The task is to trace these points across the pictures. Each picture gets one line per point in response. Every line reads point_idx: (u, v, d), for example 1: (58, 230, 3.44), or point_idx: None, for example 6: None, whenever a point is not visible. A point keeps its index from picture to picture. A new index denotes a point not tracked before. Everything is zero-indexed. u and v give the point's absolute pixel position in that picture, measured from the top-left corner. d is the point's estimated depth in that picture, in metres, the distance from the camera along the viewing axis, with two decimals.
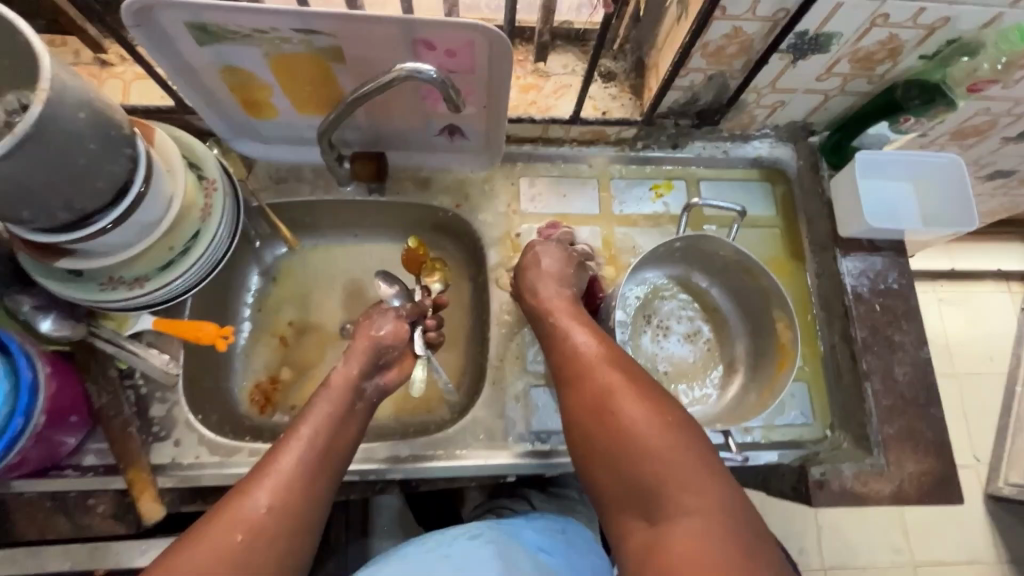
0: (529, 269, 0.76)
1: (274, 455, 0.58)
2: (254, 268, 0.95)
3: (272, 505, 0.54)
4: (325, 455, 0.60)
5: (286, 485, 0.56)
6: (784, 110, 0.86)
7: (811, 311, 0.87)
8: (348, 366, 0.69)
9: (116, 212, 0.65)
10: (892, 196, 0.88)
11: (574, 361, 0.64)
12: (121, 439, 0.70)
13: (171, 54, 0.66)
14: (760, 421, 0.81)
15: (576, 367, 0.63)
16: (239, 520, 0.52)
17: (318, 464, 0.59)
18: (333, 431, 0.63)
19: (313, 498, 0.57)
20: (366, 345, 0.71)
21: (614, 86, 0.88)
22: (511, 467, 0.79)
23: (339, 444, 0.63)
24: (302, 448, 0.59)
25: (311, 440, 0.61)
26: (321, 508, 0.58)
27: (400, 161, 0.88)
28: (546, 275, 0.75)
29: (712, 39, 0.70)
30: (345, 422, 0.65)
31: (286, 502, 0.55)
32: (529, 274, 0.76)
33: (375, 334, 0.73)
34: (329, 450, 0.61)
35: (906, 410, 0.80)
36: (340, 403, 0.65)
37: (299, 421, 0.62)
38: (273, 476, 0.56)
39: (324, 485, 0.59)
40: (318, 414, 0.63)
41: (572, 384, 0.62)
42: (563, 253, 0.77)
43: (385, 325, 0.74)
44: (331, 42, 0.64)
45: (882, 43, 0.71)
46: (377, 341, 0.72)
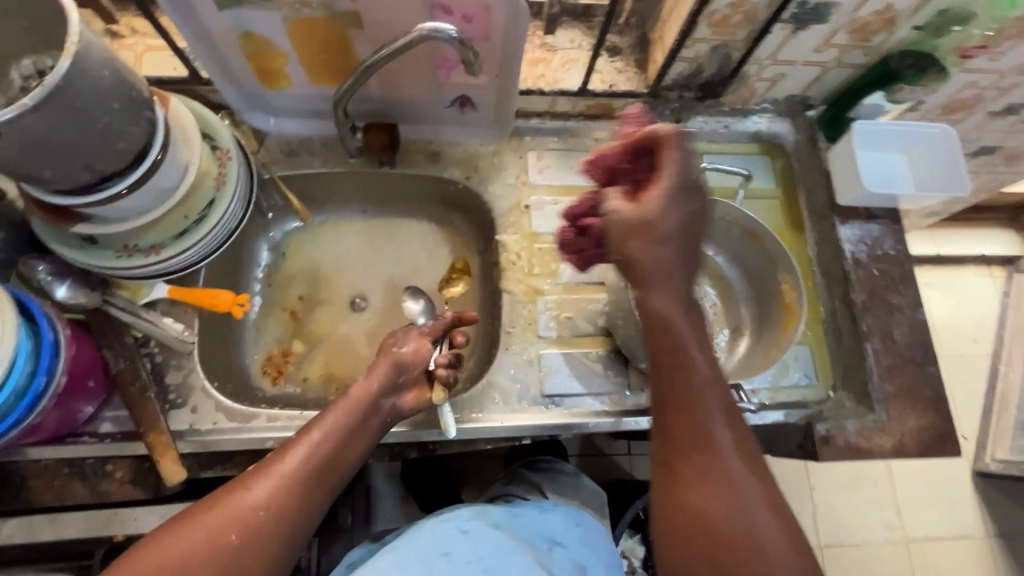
0: (638, 232, 0.56)
1: (281, 460, 0.59)
2: (263, 243, 0.96)
3: (270, 509, 0.55)
4: (332, 463, 0.61)
5: (289, 488, 0.57)
6: (784, 82, 0.89)
7: (811, 278, 0.91)
8: (370, 382, 0.70)
9: (132, 175, 0.66)
10: (887, 165, 0.92)
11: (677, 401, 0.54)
12: (139, 403, 0.70)
13: (191, 21, 0.68)
14: (766, 382, 0.83)
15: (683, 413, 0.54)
16: (236, 516, 0.54)
17: (324, 473, 0.60)
18: (345, 441, 0.63)
19: (304, 511, 0.57)
20: (388, 361, 0.71)
21: (619, 61, 0.90)
22: (524, 431, 0.79)
23: (342, 460, 0.63)
24: (314, 455, 0.60)
25: (316, 450, 0.61)
26: (310, 521, 0.58)
27: (411, 134, 0.90)
28: (664, 267, 0.56)
29: (717, 8, 0.73)
30: (359, 433, 0.65)
31: (284, 505, 0.56)
32: (636, 245, 0.56)
33: (398, 353, 0.73)
34: (339, 462, 0.62)
35: (905, 369, 0.83)
36: (359, 415, 0.66)
37: (314, 426, 0.63)
38: (276, 482, 0.57)
39: (322, 496, 0.60)
40: (333, 422, 0.63)
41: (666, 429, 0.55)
42: (672, 199, 0.55)
43: (407, 342, 0.74)
44: (351, 7, 0.65)
45: (878, 13, 0.74)
46: (398, 359, 0.73)
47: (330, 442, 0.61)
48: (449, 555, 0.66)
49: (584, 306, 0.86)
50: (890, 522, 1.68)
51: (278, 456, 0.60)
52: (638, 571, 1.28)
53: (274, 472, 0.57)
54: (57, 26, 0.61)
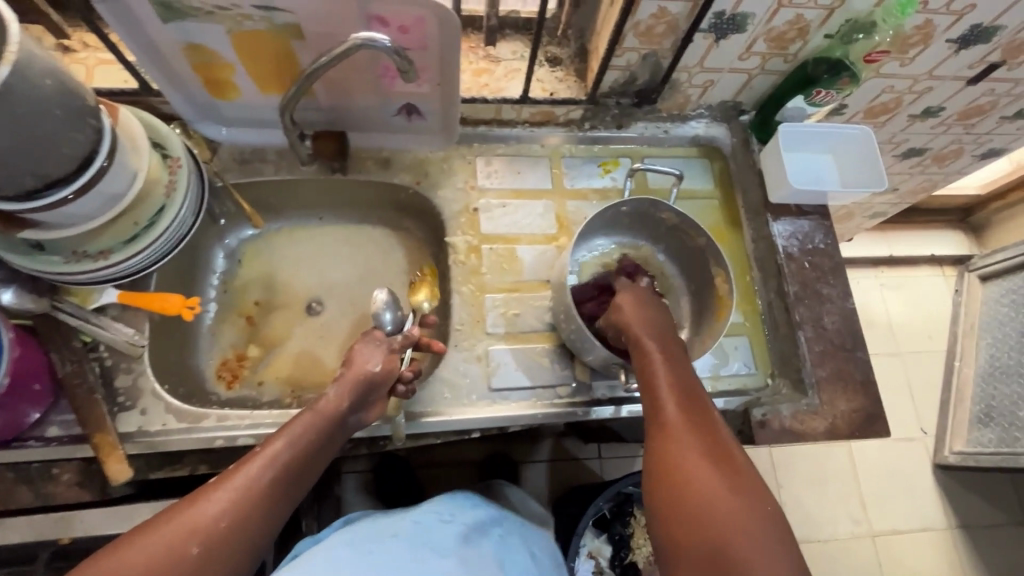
0: (623, 299, 0.76)
1: (243, 472, 0.61)
2: (220, 250, 0.97)
3: (231, 520, 0.57)
4: (293, 474, 0.64)
5: (249, 500, 0.59)
6: (714, 89, 0.95)
7: (749, 273, 0.94)
8: (341, 399, 0.72)
9: (78, 181, 0.68)
10: (815, 166, 0.97)
11: (656, 402, 0.64)
12: (85, 406, 0.71)
13: (136, 35, 0.70)
14: (706, 371, 0.87)
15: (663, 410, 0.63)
16: (195, 527, 0.55)
17: (285, 484, 0.63)
18: (307, 452, 0.66)
19: (263, 514, 0.59)
20: (358, 378, 0.73)
21: (560, 70, 0.95)
22: (472, 424, 0.82)
23: (304, 468, 0.66)
24: (274, 467, 0.62)
25: (277, 456, 0.63)
26: (267, 525, 0.60)
27: (361, 142, 0.93)
28: (641, 316, 0.73)
29: (641, 19, 0.78)
30: (321, 444, 0.68)
31: (244, 513, 0.58)
32: (619, 311, 0.75)
33: (369, 370, 0.75)
34: (298, 474, 0.65)
35: (836, 355, 0.88)
36: (323, 427, 0.69)
37: (277, 437, 0.65)
38: (240, 492, 0.59)
39: (281, 503, 0.62)
40: (295, 432, 0.66)
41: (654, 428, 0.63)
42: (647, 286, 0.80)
43: (375, 359, 0.76)
44: (290, 19, 0.69)
45: (790, 23, 0.80)
46: (365, 377, 0.74)
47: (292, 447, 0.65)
48: (398, 535, 0.71)
49: (531, 303, 0.90)
50: (856, 517, 1.71)
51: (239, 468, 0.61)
52: (606, 570, 1.29)
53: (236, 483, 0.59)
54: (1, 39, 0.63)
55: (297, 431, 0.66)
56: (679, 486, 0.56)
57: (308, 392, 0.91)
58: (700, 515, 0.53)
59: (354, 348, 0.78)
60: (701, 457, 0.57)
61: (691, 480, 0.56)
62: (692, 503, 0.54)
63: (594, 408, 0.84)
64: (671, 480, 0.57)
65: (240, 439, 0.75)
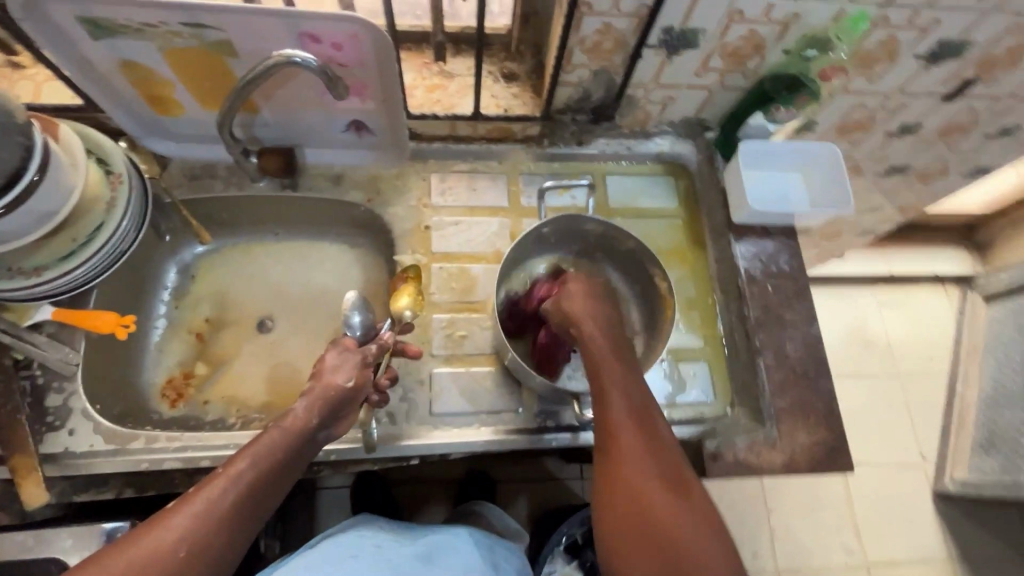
0: (571, 296, 0.71)
1: (203, 495, 0.57)
2: (172, 265, 0.96)
3: (191, 549, 0.54)
4: (259, 495, 0.60)
5: (210, 527, 0.55)
6: (675, 106, 0.92)
7: (711, 295, 0.90)
8: (310, 414, 0.67)
9: (7, 198, 0.66)
10: (782, 185, 0.93)
11: (614, 415, 0.62)
12: (9, 427, 0.70)
13: (69, 51, 0.70)
14: (661, 399, 0.83)
15: (620, 426, 0.61)
16: (153, 557, 0.52)
17: (251, 506, 0.59)
18: (273, 471, 0.62)
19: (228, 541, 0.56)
20: (326, 393, 0.68)
21: (516, 87, 0.93)
22: (413, 450, 0.79)
23: (271, 487, 0.62)
24: (235, 489, 0.58)
25: (240, 477, 0.59)
26: (233, 551, 0.57)
27: (313, 158, 0.92)
28: (590, 315, 0.69)
29: (587, 35, 0.76)
30: (289, 464, 0.64)
31: (203, 542, 0.55)
32: (567, 304, 0.71)
33: (339, 385, 0.69)
34: (264, 493, 0.61)
35: (797, 384, 0.84)
36: (290, 444, 0.64)
37: (240, 457, 0.61)
38: (201, 517, 0.55)
39: (250, 525, 0.59)
40: (259, 451, 0.62)
41: (607, 444, 0.61)
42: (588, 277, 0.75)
43: (348, 374, 0.70)
44: (221, 36, 0.68)
45: (745, 38, 0.78)
46: (333, 395, 0.68)
47: (258, 468, 0.61)
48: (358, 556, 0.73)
49: (479, 324, 0.87)
50: (850, 547, 1.63)
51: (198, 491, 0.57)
52: None
53: (197, 508, 0.56)
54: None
55: (261, 448, 0.62)
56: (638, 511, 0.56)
57: (254, 413, 0.89)
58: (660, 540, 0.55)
59: (324, 358, 0.72)
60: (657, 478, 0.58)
61: (652, 507, 0.56)
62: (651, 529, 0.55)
63: (540, 435, 0.81)
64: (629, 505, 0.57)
65: (167, 463, 0.73)
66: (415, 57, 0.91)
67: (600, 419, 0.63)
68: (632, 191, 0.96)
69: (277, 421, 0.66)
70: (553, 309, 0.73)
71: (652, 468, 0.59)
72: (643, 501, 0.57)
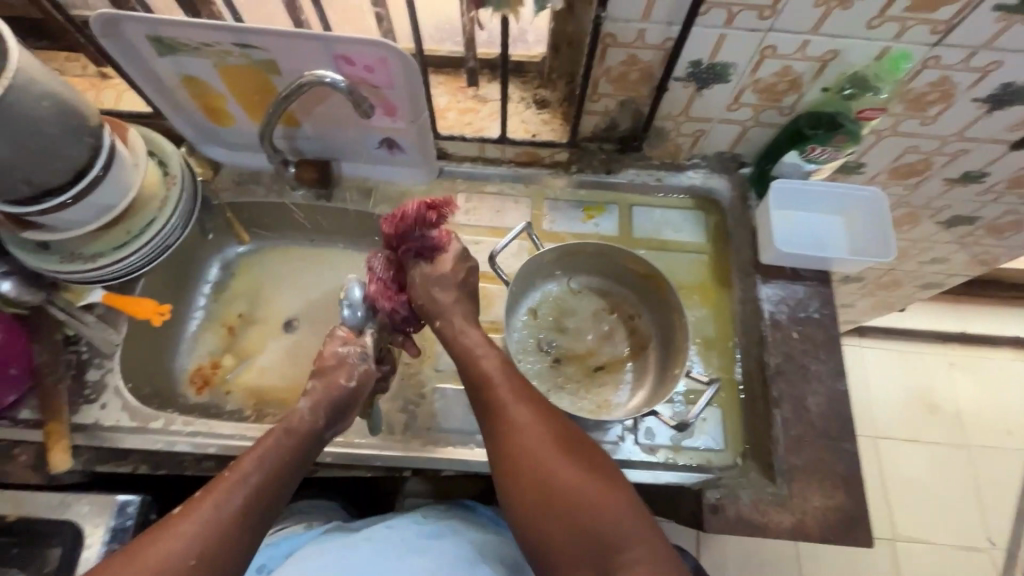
0: (443, 281, 0.79)
1: (212, 501, 0.60)
2: (215, 261, 1.03)
3: (200, 554, 0.57)
4: (267, 494, 0.64)
5: (218, 529, 0.59)
6: (707, 140, 0.90)
7: (732, 338, 0.86)
8: (315, 416, 0.71)
9: (74, 189, 0.74)
10: (821, 229, 0.88)
11: (497, 403, 0.69)
12: (52, 395, 0.78)
13: (139, 65, 0.78)
14: (665, 441, 0.80)
15: (506, 410, 0.68)
16: (166, 562, 0.56)
17: (260, 505, 0.63)
18: (282, 472, 0.66)
19: (238, 538, 0.60)
20: (331, 394, 0.72)
21: (546, 113, 0.94)
22: (407, 461, 0.81)
23: (278, 485, 0.65)
24: (242, 493, 0.62)
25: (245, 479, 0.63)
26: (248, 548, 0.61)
27: (349, 172, 0.97)
28: (453, 305, 0.78)
29: (612, 65, 0.76)
30: (298, 463, 0.68)
31: (216, 546, 0.58)
32: (436, 289, 0.78)
33: (341, 385, 0.73)
34: (274, 492, 0.65)
35: (816, 441, 0.77)
36: (297, 444, 0.68)
37: (248, 460, 0.65)
38: (212, 522, 0.59)
39: (260, 521, 0.63)
40: (262, 450, 0.66)
41: (495, 431, 0.68)
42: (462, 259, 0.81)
43: (352, 374, 0.74)
44: (266, 57, 0.74)
45: (779, 75, 0.75)
46: (336, 394, 0.73)
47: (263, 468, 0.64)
48: (371, 539, 0.75)
49: None
50: None
51: (207, 496, 0.61)
52: None
53: (206, 514, 0.59)
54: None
55: (268, 452, 0.66)
56: (531, 485, 0.63)
57: (269, 408, 0.93)
58: (558, 505, 0.62)
59: (325, 355, 0.76)
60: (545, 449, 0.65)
61: (536, 452, 0.65)
62: (552, 500, 0.62)
63: None
64: (532, 485, 0.63)
65: (180, 444, 0.79)
66: (452, 81, 0.95)
67: (483, 410, 0.70)
68: (657, 224, 0.94)
69: (280, 421, 0.69)
70: (421, 286, 0.79)
71: (541, 440, 0.65)
72: (535, 474, 0.63)
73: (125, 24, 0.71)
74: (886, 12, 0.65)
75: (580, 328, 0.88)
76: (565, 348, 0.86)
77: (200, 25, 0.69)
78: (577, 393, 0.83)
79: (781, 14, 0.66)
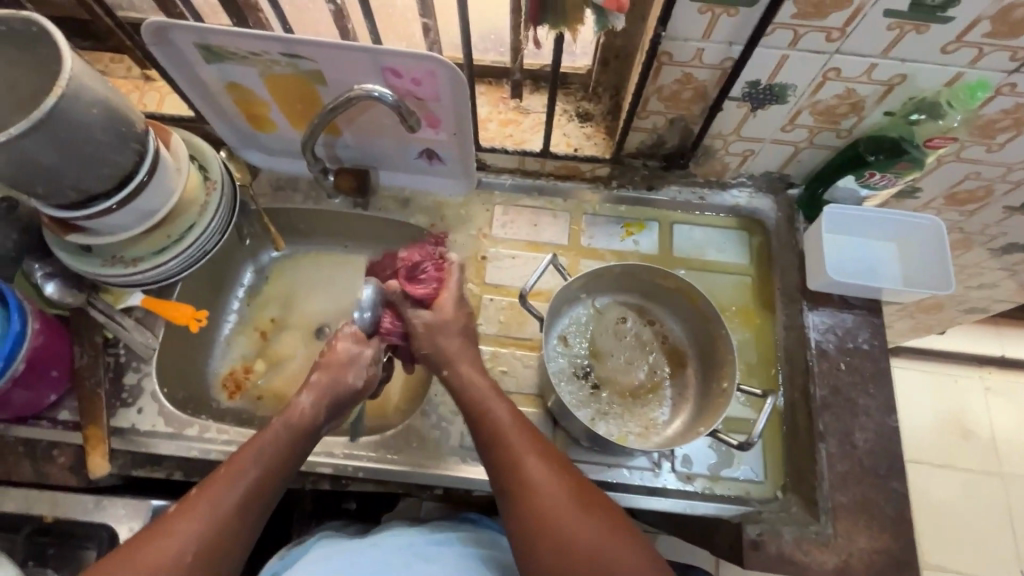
0: (442, 328, 0.75)
1: (208, 499, 0.60)
2: (249, 266, 1.04)
3: (199, 552, 0.57)
4: (265, 489, 0.63)
5: (215, 526, 0.59)
6: (756, 159, 0.87)
7: (774, 365, 0.83)
8: (316, 411, 0.69)
9: (119, 195, 0.74)
10: (873, 257, 0.85)
11: (511, 453, 0.65)
12: (91, 397, 0.79)
13: (184, 71, 0.78)
14: (703, 470, 0.78)
15: (520, 462, 0.64)
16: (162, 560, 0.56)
17: (256, 499, 0.62)
18: (278, 470, 0.65)
19: (235, 533, 0.60)
20: (336, 394, 0.71)
21: (589, 126, 0.92)
22: (439, 479, 0.79)
23: (275, 480, 0.64)
24: (239, 492, 0.61)
25: (242, 476, 0.62)
26: (247, 538, 0.61)
27: (386, 181, 0.96)
28: (460, 352, 0.74)
29: (665, 84, 0.73)
30: (293, 459, 0.67)
31: (213, 546, 0.58)
32: (442, 338, 0.74)
33: (349, 382, 0.72)
34: (272, 488, 0.64)
35: (863, 479, 0.75)
36: (296, 440, 0.67)
37: (244, 455, 0.63)
38: (208, 522, 0.58)
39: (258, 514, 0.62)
40: (258, 445, 0.64)
41: (509, 485, 0.64)
42: (459, 301, 0.78)
43: (361, 376, 0.73)
44: (313, 66, 0.73)
45: (840, 97, 0.72)
46: (342, 390, 0.71)
47: (258, 465, 0.63)
48: (378, 544, 0.74)
49: (522, 363, 0.85)
50: None
51: (202, 494, 0.60)
52: None
53: (202, 512, 0.59)
54: (49, 68, 0.69)
55: (267, 447, 0.64)
56: (541, 528, 0.61)
57: None
58: (582, 565, 0.59)
59: (337, 346, 0.73)
60: (563, 504, 0.62)
61: (543, 500, 0.62)
62: (574, 560, 0.59)
63: None
64: (541, 536, 0.61)
65: (214, 453, 0.79)
66: (494, 91, 0.93)
67: (494, 461, 0.66)
68: (699, 243, 0.91)
69: (280, 416, 0.68)
70: (424, 337, 0.75)
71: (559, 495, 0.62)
72: (554, 533, 0.60)
73: (174, 32, 0.71)
74: (964, 38, 0.62)
75: (617, 351, 0.85)
76: (601, 372, 0.83)
77: (249, 35, 0.68)
78: (619, 416, 0.81)
79: (851, 36, 0.63)
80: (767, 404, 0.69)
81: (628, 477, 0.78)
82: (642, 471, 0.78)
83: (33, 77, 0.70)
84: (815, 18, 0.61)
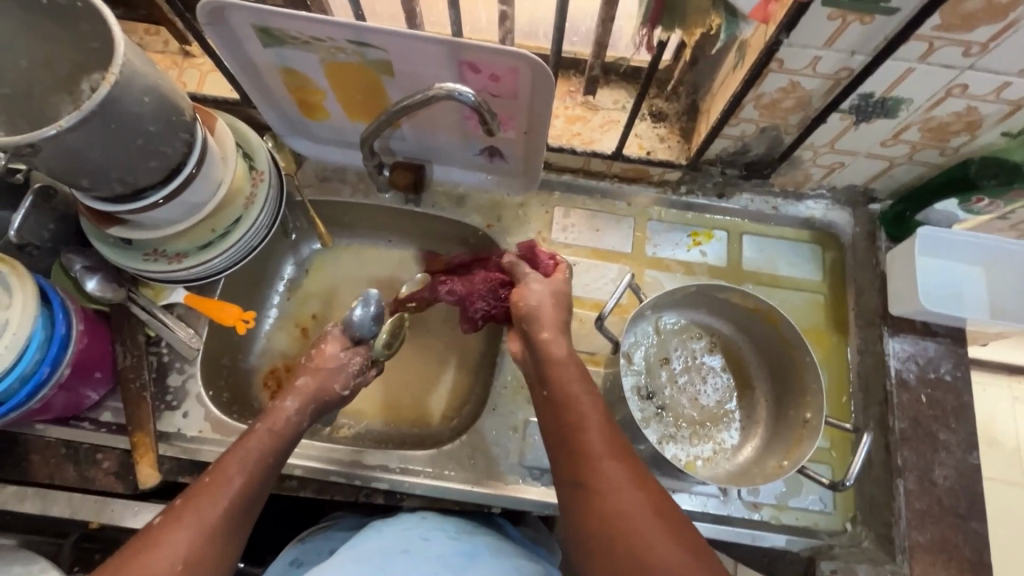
0: (537, 292, 0.72)
1: (194, 507, 0.55)
2: (290, 260, 0.98)
3: (187, 560, 0.52)
4: (251, 498, 0.58)
5: (205, 533, 0.54)
6: (843, 172, 0.81)
7: (846, 394, 0.80)
8: (301, 417, 0.67)
9: (167, 189, 0.67)
10: (961, 282, 0.80)
11: (589, 456, 0.58)
12: (136, 402, 0.75)
13: (237, 53, 0.71)
14: (771, 498, 0.75)
15: (593, 459, 0.57)
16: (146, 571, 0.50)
17: (244, 509, 0.57)
18: (264, 476, 0.61)
19: (223, 542, 0.54)
20: (316, 391, 0.69)
21: (663, 127, 0.86)
22: (496, 499, 0.76)
23: (258, 487, 0.59)
24: (226, 498, 0.56)
25: (226, 484, 0.57)
26: (237, 547, 0.56)
27: (440, 176, 0.90)
28: (552, 317, 0.70)
29: (766, 91, 0.68)
30: (276, 467, 0.62)
31: (204, 555, 0.53)
32: (531, 299, 0.71)
33: (335, 391, 0.71)
34: (259, 494, 0.60)
35: (941, 519, 0.73)
36: (279, 446, 0.63)
37: (228, 463, 0.59)
38: (196, 529, 0.53)
39: (246, 521, 0.57)
40: (239, 454, 0.60)
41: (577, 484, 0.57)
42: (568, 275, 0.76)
43: (344, 383, 0.72)
44: (382, 56, 0.67)
45: (958, 115, 0.66)
46: (325, 399, 0.70)
47: (243, 472, 0.59)
48: (408, 552, 0.63)
49: None
50: None
51: (187, 504, 0.55)
52: None
53: (190, 519, 0.54)
54: (95, 48, 0.62)
55: (248, 454, 0.60)
56: (609, 532, 0.53)
57: (345, 418, 0.88)
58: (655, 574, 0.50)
59: (325, 347, 0.73)
60: (634, 506, 0.54)
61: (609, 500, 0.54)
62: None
63: None
64: (609, 539, 0.53)
65: None
66: (561, 84, 0.87)
67: (571, 461, 0.58)
68: (770, 256, 0.86)
69: (262, 422, 0.64)
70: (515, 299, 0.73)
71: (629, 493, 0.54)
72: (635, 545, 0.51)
73: (233, 12, 0.64)
74: None
75: (683, 370, 0.80)
76: (667, 393, 0.78)
77: (318, 21, 0.62)
78: (687, 441, 0.77)
79: (991, 52, 0.57)
80: (864, 440, 0.65)
81: (690, 503, 0.74)
82: (708, 499, 0.74)
83: (79, 57, 0.64)
84: (958, 30, 0.55)
